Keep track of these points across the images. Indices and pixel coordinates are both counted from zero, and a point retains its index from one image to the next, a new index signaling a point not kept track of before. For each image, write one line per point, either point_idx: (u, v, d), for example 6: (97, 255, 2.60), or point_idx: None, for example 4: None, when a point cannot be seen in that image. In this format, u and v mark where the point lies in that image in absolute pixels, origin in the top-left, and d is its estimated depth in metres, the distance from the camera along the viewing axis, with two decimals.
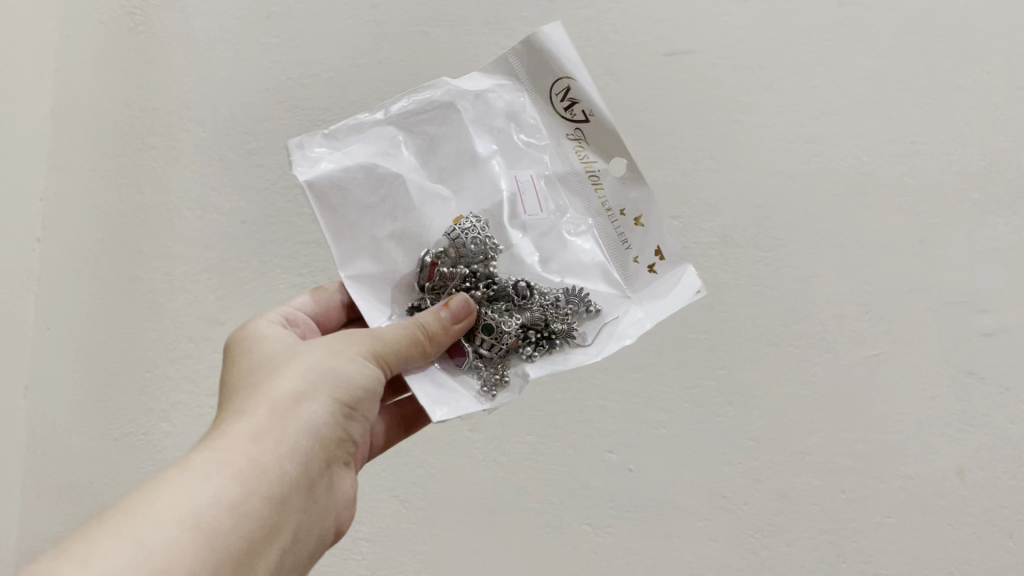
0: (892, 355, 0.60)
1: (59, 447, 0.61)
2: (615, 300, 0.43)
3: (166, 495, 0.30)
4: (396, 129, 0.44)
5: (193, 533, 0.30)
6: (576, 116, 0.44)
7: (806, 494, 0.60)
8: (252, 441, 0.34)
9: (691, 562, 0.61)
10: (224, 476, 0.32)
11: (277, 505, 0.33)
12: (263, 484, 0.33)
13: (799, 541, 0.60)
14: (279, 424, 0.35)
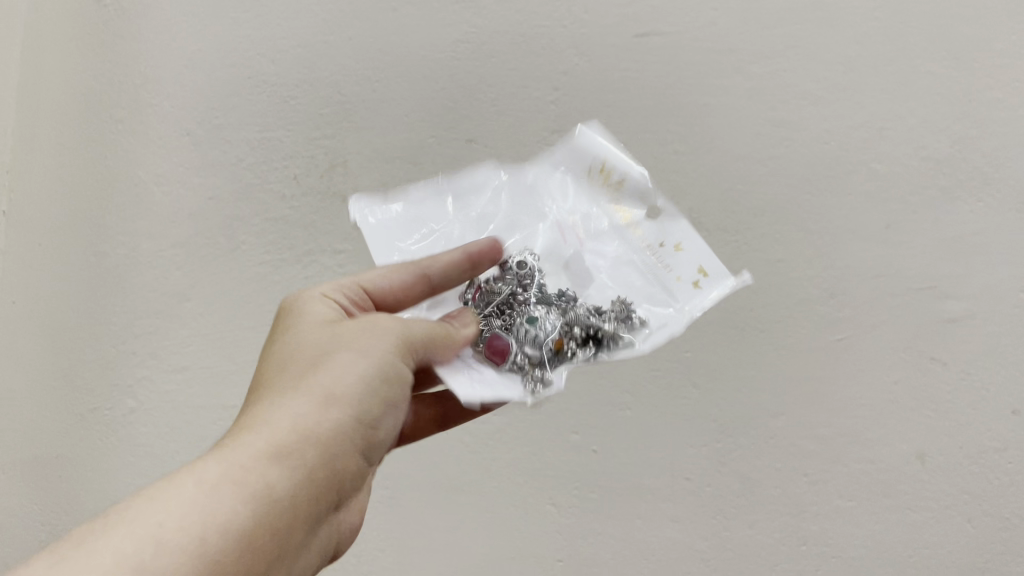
0: (857, 339, 0.59)
1: (25, 414, 0.66)
2: (663, 314, 0.44)
3: (176, 506, 0.28)
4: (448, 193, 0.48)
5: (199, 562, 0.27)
6: (612, 178, 0.48)
7: (769, 476, 0.60)
8: (270, 457, 0.31)
9: (653, 544, 0.61)
10: (241, 494, 0.29)
11: (281, 533, 0.30)
12: (273, 510, 0.30)
13: (761, 524, 0.60)
14: (295, 440, 0.32)
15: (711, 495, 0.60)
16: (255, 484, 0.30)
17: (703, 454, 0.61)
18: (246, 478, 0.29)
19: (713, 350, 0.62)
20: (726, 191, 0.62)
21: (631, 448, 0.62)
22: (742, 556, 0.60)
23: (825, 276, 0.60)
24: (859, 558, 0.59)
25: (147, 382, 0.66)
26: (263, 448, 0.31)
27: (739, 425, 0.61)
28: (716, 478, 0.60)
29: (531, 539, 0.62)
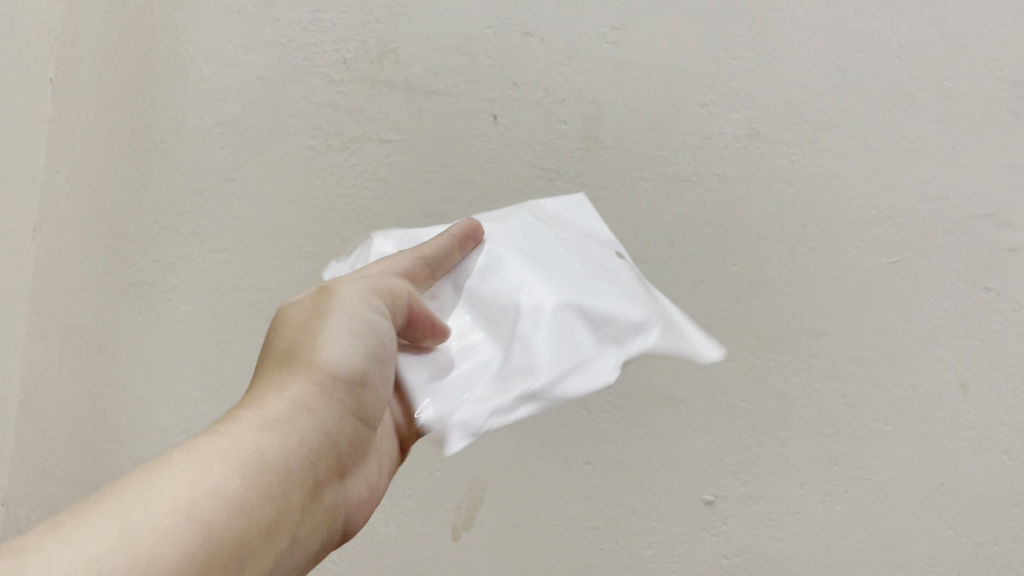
0: (910, 263, 0.58)
1: (64, 282, 0.68)
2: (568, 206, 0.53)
3: (168, 480, 0.28)
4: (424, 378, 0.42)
5: (195, 519, 0.27)
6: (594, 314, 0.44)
7: (807, 396, 0.59)
8: (256, 430, 0.32)
9: (683, 453, 0.61)
10: (230, 463, 0.30)
11: (279, 504, 0.31)
12: (266, 478, 0.31)
13: (793, 442, 0.60)
14: (284, 416, 0.33)
15: (745, 410, 0.60)
16: (246, 456, 0.31)
17: (741, 369, 0.60)
18: (239, 454, 0.30)
19: (762, 266, 0.60)
20: (790, 101, 0.60)
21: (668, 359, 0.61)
22: (771, 472, 0.60)
23: (883, 197, 0.59)
24: (889, 482, 0.59)
25: (187, 261, 0.66)
26: (263, 434, 0.32)
27: (781, 343, 0.60)
28: (752, 394, 0.60)
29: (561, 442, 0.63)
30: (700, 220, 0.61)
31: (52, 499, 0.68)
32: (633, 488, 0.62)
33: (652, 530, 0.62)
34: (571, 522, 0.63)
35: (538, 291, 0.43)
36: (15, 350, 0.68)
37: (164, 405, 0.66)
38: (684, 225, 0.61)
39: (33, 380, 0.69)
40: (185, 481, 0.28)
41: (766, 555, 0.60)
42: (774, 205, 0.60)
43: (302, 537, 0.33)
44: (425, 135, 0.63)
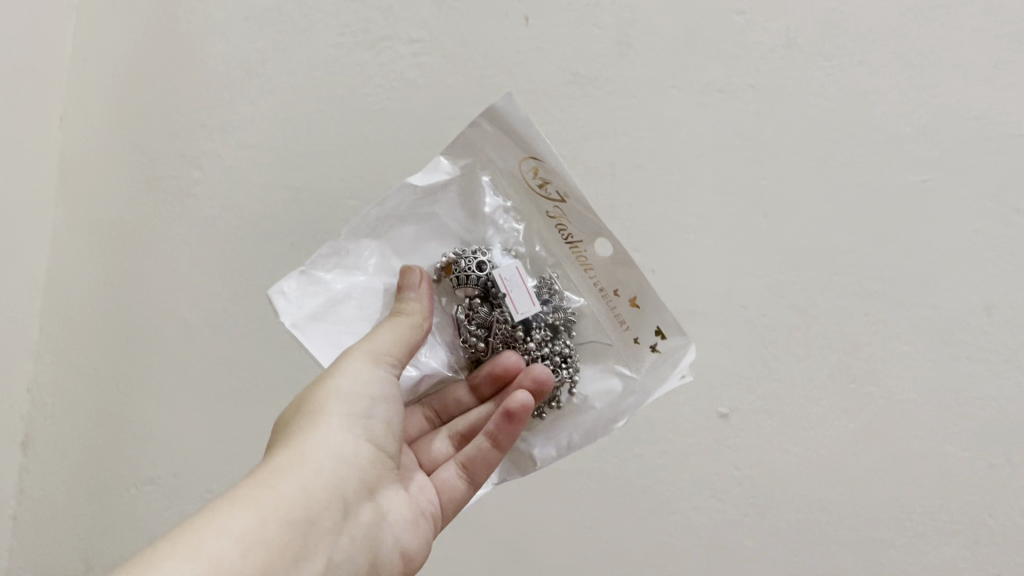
0: (942, 183, 0.57)
1: (90, 175, 0.68)
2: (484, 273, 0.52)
3: (201, 531, 0.34)
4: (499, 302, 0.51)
5: (223, 561, 0.33)
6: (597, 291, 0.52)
7: (828, 313, 0.59)
8: (277, 479, 0.38)
9: (701, 366, 0.61)
10: (255, 510, 0.36)
11: (303, 528, 0.37)
12: (284, 512, 0.36)
13: (813, 359, 0.59)
14: (304, 457, 0.39)
15: (766, 325, 0.60)
16: (270, 503, 0.36)
17: (764, 284, 0.60)
18: (265, 503, 0.36)
19: (792, 180, 0.59)
20: (829, 12, 0.58)
21: (691, 273, 0.61)
22: (790, 388, 0.60)
23: (918, 113, 0.57)
24: (907, 401, 0.58)
25: (212, 157, 0.66)
26: (286, 482, 0.38)
27: (807, 259, 0.59)
28: (774, 309, 0.60)
29: (565, 450, 0.53)
30: (731, 132, 0.60)
31: (76, 388, 0.68)
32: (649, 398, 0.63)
33: (666, 441, 0.62)
34: None
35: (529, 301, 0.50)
36: (41, 243, 0.68)
37: (188, 300, 0.67)
38: (714, 136, 0.60)
39: (57, 272, 0.69)
40: (218, 531, 0.34)
41: (778, 469, 0.61)
42: (807, 118, 0.59)
43: (341, 555, 0.38)
44: (454, 35, 0.63)
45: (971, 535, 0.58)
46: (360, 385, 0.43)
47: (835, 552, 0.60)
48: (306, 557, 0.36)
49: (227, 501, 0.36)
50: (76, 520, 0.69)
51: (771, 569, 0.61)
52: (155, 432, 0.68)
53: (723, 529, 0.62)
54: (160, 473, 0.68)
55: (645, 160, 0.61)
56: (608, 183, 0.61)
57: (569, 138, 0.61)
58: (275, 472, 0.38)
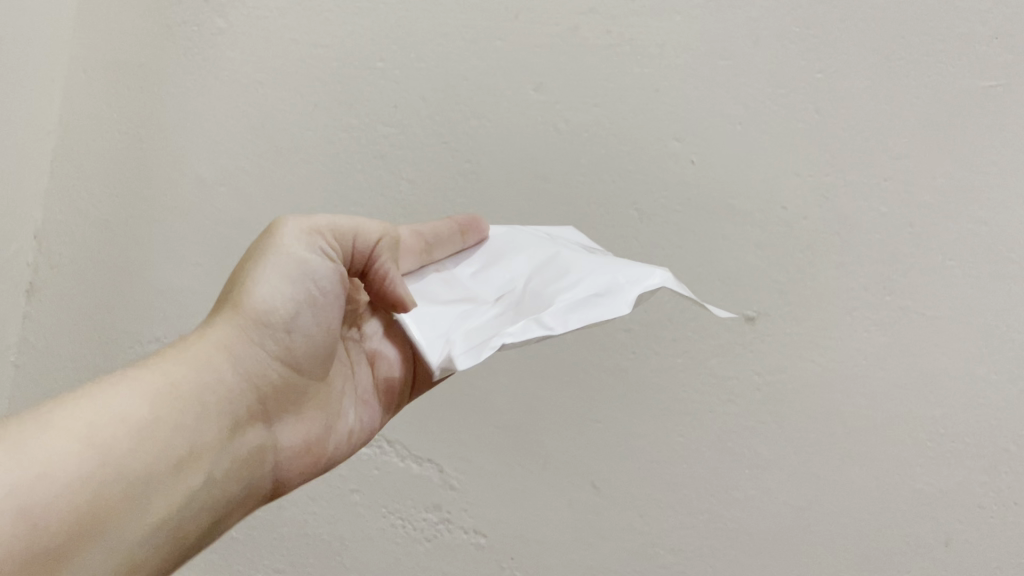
0: (1013, 91, 0.53)
1: (107, 15, 0.68)
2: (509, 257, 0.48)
3: (51, 427, 0.35)
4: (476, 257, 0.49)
5: (61, 476, 0.33)
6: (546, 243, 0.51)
7: (871, 221, 0.56)
8: (144, 395, 0.38)
9: (733, 266, 0.59)
10: (116, 420, 0.36)
11: (173, 454, 0.37)
12: (153, 433, 0.37)
13: (849, 267, 0.57)
14: (185, 381, 0.39)
15: (804, 229, 0.57)
16: (135, 417, 0.37)
17: (808, 185, 0.57)
18: (128, 421, 0.37)
19: (850, 76, 0.55)
20: None
21: (732, 168, 0.58)
22: (820, 295, 0.58)
23: (998, 13, 0.52)
24: (942, 318, 0.56)
25: (241, 5, 0.65)
26: (151, 408, 0.38)
27: (856, 162, 0.56)
28: (814, 212, 0.57)
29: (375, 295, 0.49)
30: (790, 17, 0.56)
31: (88, 235, 0.70)
32: (674, 294, 0.60)
33: (686, 339, 0.61)
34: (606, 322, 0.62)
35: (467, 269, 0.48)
36: (53, 80, 0.69)
37: (206, 154, 0.67)
38: (771, 22, 0.56)
39: (68, 110, 0.70)
40: (61, 434, 0.35)
41: (798, 377, 0.59)
42: (875, 8, 0.55)
43: (217, 480, 0.40)
44: None
45: (988, 461, 0.56)
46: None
47: (846, 467, 0.59)
48: (173, 480, 0.37)
49: (93, 389, 0.37)
50: (82, 366, 0.71)
51: (779, 476, 0.60)
52: (164, 289, 0.68)
53: (734, 433, 0.61)
54: (167, 333, 0.68)
55: (695, 42, 0.58)
56: (653, 65, 0.59)
57: (618, 11, 0.59)
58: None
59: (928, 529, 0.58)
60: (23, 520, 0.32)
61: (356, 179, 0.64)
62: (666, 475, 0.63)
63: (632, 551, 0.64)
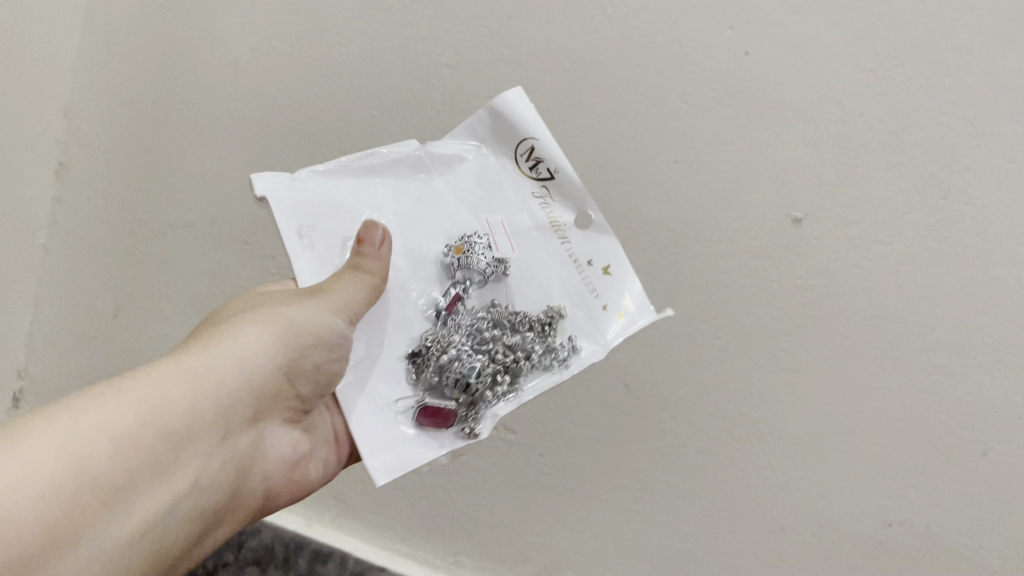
0: None
1: None
2: (419, 168, 0.58)
3: (120, 390, 0.37)
4: (352, 180, 0.56)
5: (144, 418, 0.36)
6: (542, 173, 0.58)
7: (929, 120, 0.54)
8: (204, 363, 0.40)
9: (782, 163, 0.57)
10: (177, 381, 0.39)
11: (217, 418, 0.40)
12: (206, 396, 0.40)
13: (902, 167, 0.55)
14: (228, 353, 0.41)
15: (858, 126, 0.55)
16: (192, 386, 0.39)
17: (865, 80, 0.54)
18: (192, 383, 0.39)
19: None
20: None
21: (787, 59, 0.56)
22: (870, 196, 0.56)
23: None
24: (996, 225, 0.54)
25: None
26: (211, 371, 0.40)
27: (917, 54, 0.53)
28: (870, 108, 0.55)
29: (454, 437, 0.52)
30: None
31: (126, 117, 0.70)
32: (719, 192, 0.59)
33: (727, 239, 0.59)
34: (648, 219, 0.61)
35: (339, 204, 0.55)
36: None
37: (241, 33, 0.65)
38: None
39: None
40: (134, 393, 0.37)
41: (842, 282, 0.57)
42: None
43: (224, 469, 0.42)
44: None
45: None
46: (310, 318, 0.45)
47: (885, 373, 0.58)
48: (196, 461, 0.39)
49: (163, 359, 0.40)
50: (124, 248, 0.72)
51: (815, 381, 0.60)
52: (194, 172, 0.69)
53: (771, 337, 0.60)
54: (198, 219, 0.70)
55: None
56: None
57: None
58: (190, 369, 0.39)
59: (966, 437, 0.58)
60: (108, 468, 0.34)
61: (396, 62, 0.63)
62: (700, 375, 0.63)
63: (660, 451, 0.65)
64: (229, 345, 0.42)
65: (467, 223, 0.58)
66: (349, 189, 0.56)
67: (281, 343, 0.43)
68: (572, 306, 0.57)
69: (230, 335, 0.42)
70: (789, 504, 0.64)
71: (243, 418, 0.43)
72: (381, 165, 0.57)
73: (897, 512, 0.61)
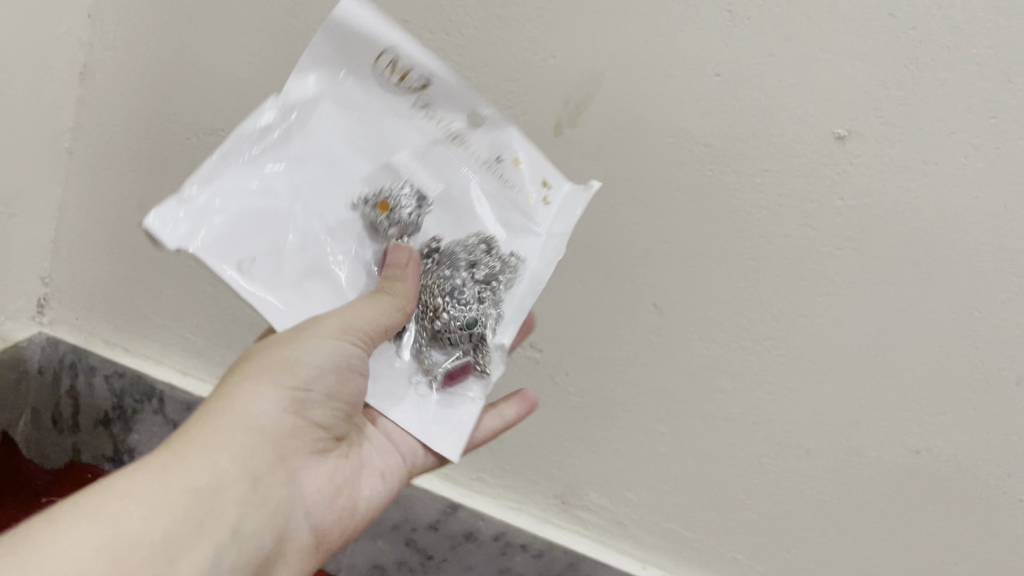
0: None
1: None
2: (302, 125, 0.51)
3: (131, 473, 0.39)
4: (235, 178, 0.48)
5: (158, 493, 0.38)
6: (415, 82, 0.53)
7: (987, 35, 0.50)
8: (206, 430, 0.42)
9: (828, 79, 0.54)
10: (184, 452, 0.41)
11: (235, 476, 0.42)
12: (215, 455, 0.42)
13: (954, 85, 0.52)
14: (231, 412, 0.44)
15: (912, 41, 0.52)
16: (201, 450, 0.41)
17: None
18: (196, 447, 0.41)
19: None
20: None
21: None
22: (919, 115, 0.53)
23: None
24: None
25: None
26: (213, 434, 0.42)
27: None
28: (926, 23, 0.51)
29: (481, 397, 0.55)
30: None
31: (153, 21, 0.69)
32: (761, 109, 0.56)
33: (768, 157, 0.57)
34: (685, 136, 0.59)
35: (246, 237, 0.48)
36: None
37: None
38: None
39: None
40: (145, 471, 0.39)
41: (885, 203, 0.56)
42: None
43: (261, 519, 0.44)
44: None
45: None
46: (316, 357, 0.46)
47: (924, 299, 0.57)
48: (225, 517, 0.41)
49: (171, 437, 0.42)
50: (154, 154, 0.73)
51: (851, 306, 0.59)
52: (219, 78, 0.68)
53: (807, 260, 0.59)
54: (225, 126, 0.70)
55: None
56: None
57: None
58: (205, 441, 0.42)
59: (999, 364, 0.57)
60: (136, 544, 0.36)
61: None
62: (731, 298, 0.62)
63: (686, 373, 0.65)
64: (236, 411, 0.44)
65: (375, 160, 0.53)
66: (247, 201, 0.49)
67: (282, 383, 0.45)
68: (501, 212, 0.56)
69: (232, 397, 0.44)
70: (816, 428, 0.63)
71: (266, 470, 0.45)
72: (261, 139, 0.49)
73: (928, 439, 0.61)
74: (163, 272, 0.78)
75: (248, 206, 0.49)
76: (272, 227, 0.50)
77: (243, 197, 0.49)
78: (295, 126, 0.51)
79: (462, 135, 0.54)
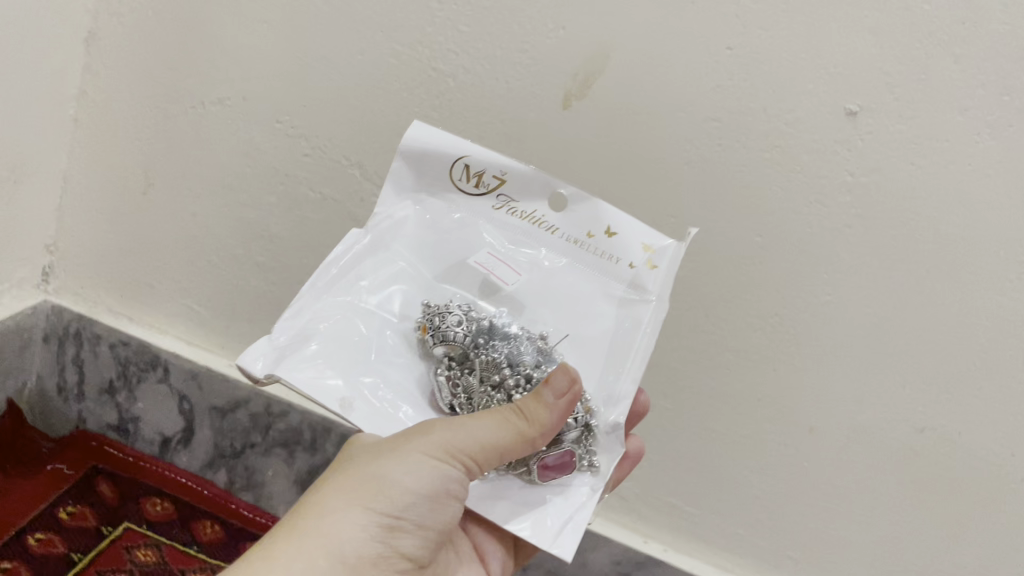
0: None
1: None
2: (364, 270, 0.55)
3: None
4: (318, 301, 0.53)
5: None
6: (489, 183, 0.55)
7: (1003, 12, 0.50)
8: (288, 550, 0.43)
9: (840, 54, 0.53)
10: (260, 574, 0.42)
11: None
12: None
13: (969, 61, 0.51)
14: (320, 535, 0.44)
15: (926, 16, 0.51)
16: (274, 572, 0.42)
17: None
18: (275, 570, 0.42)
19: None
20: None
21: None
22: (932, 92, 0.53)
23: None
24: None
25: None
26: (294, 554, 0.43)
27: None
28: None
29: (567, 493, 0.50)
30: None
31: None
32: (772, 84, 0.56)
33: (777, 133, 0.57)
34: (693, 111, 0.58)
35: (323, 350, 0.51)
36: None
37: None
38: None
39: None
40: None
41: (894, 181, 0.55)
42: None
43: None
44: None
45: None
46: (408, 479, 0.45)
47: (931, 278, 0.57)
48: None
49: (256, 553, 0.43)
50: (160, 122, 0.73)
51: (857, 284, 0.59)
52: (226, 47, 0.68)
53: (814, 236, 0.58)
54: (231, 95, 0.69)
55: None
56: None
57: None
58: (283, 564, 0.42)
59: (1005, 344, 0.57)
60: None
61: None
62: (736, 275, 0.61)
63: (691, 349, 0.65)
64: (323, 534, 0.44)
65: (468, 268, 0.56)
66: (323, 322, 0.52)
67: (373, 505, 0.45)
68: (600, 275, 0.55)
69: (323, 518, 0.44)
70: (819, 406, 0.63)
71: None
72: (336, 276, 0.54)
73: (932, 419, 0.61)
74: (169, 241, 0.78)
75: (329, 327, 0.52)
76: (335, 340, 0.52)
77: (312, 322, 0.52)
78: (358, 255, 0.54)
79: (512, 199, 0.55)
